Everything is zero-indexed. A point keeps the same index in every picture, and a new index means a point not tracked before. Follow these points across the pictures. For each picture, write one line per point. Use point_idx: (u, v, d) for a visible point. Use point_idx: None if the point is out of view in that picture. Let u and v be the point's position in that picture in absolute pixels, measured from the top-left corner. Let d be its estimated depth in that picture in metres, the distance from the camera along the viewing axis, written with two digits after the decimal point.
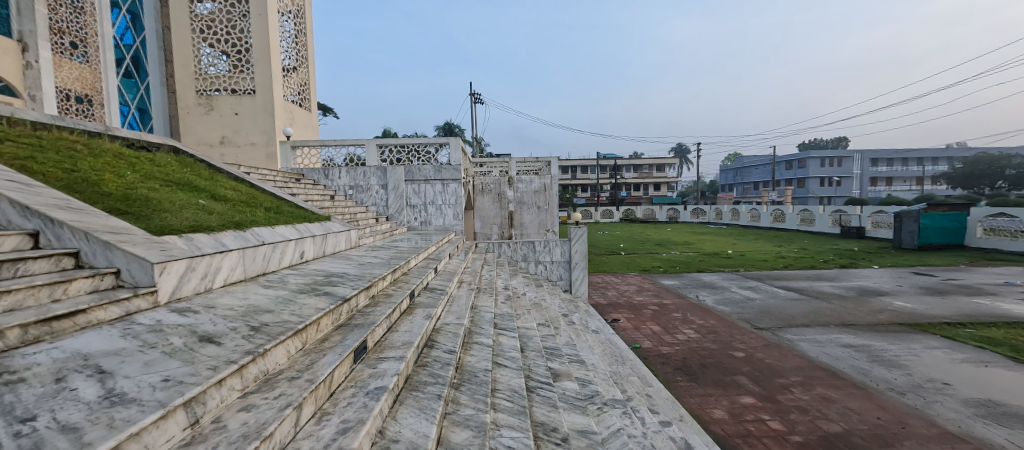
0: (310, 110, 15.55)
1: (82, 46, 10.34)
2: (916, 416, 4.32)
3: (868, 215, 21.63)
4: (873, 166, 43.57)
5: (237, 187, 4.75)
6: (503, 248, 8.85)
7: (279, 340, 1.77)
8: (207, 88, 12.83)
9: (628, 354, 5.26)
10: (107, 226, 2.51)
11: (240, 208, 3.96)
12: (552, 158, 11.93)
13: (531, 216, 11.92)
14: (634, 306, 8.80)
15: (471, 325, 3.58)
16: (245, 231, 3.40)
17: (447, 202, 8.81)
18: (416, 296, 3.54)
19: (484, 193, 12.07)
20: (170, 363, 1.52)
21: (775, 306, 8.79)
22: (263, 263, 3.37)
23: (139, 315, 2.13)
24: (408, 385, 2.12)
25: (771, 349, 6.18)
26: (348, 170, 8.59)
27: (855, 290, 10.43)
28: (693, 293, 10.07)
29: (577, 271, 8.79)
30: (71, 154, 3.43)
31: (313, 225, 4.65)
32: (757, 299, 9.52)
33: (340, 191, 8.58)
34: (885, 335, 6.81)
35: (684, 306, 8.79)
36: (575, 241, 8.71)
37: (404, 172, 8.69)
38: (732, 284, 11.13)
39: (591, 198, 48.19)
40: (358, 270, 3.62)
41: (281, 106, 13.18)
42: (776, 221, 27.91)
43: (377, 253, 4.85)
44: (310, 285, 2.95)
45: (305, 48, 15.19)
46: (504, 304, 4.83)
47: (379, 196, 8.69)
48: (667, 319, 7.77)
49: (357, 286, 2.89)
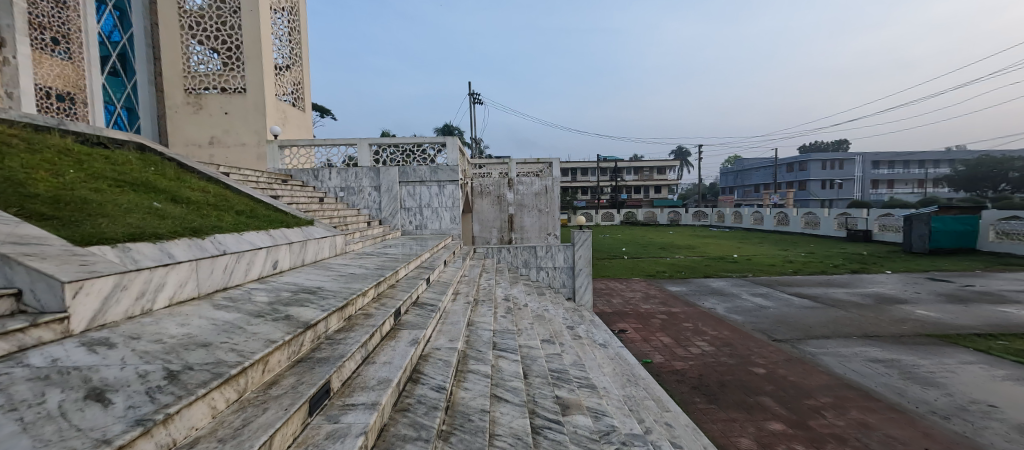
0: (303, 109, 15.07)
1: (64, 42, 9.88)
2: (969, 447, 3.84)
3: (875, 218, 21.16)
4: (875, 168, 43.18)
5: (208, 188, 4.28)
6: (503, 253, 8.36)
7: (195, 397, 1.29)
8: (196, 87, 12.37)
9: (640, 373, 4.77)
10: (13, 235, 2.03)
11: (203, 212, 3.50)
12: (554, 159, 11.48)
13: (531, 220, 11.46)
14: (641, 315, 8.31)
15: (466, 347, 3.10)
16: (203, 239, 2.93)
17: (443, 204, 8.34)
18: (403, 315, 3.06)
19: (483, 196, 11.61)
20: (16, 443, 1.04)
21: (791, 316, 8.30)
22: (224, 276, 2.90)
23: (34, 352, 1.65)
24: (380, 444, 1.63)
25: (794, 365, 5.69)
26: (339, 171, 8.12)
27: (871, 297, 9.96)
28: (702, 300, 9.58)
29: (580, 277, 8.32)
30: (2, 149, 2.97)
31: (291, 230, 4.18)
32: (770, 307, 9.02)
33: (330, 193, 8.11)
34: (915, 349, 6.32)
35: (694, 315, 8.30)
36: (579, 245, 8.24)
37: (398, 173, 8.21)
38: (741, 290, 10.64)
39: (590, 201, 47.77)
40: (336, 283, 3.13)
41: (273, 105, 12.73)
42: (779, 224, 27.45)
43: (362, 261, 4.35)
44: (272, 304, 2.46)
45: (299, 46, 14.75)
46: (504, 317, 4.34)
47: (372, 199, 8.21)
48: (678, 330, 7.29)
49: (328, 306, 2.40)
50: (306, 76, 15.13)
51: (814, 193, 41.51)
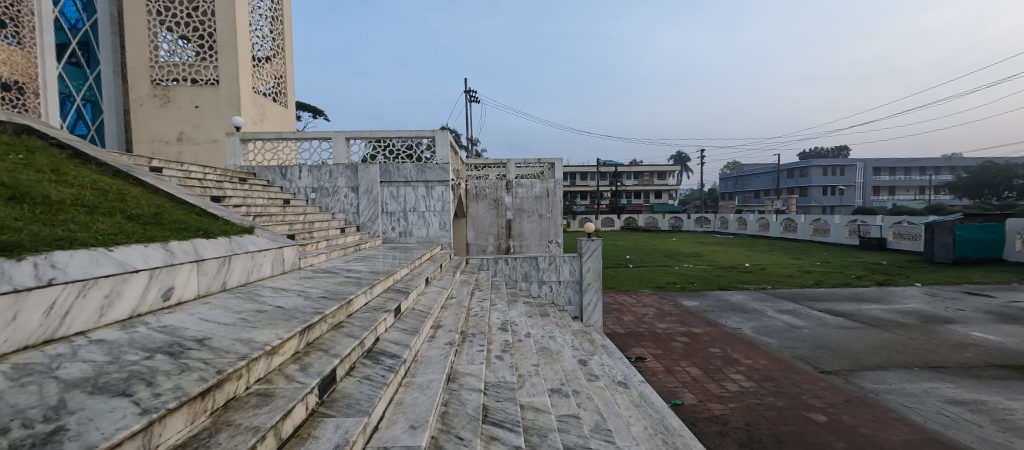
0: (286, 106, 13.92)
1: (11, 25, 8.54)
2: None
3: (890, 225, 20.18)
4: (876, 174, 42.37)
5: (98, 183, 3.17)
6: (500, 265, 7.29)
7: None
8: (163, 78, 11.25)
9: (676, 426, 3.65)
10: None
11: (57, 217, 2.41)
12: (556, 159, 10.45)
13: (531, 226, 10.40)
14: (659, 337, 7.18)
15: (439, 431, 1.97)
16: (16, 261, 1.84)
17: (431, 209, 7.24)
18: (339, 382, 1.93)
19: (479, 200, 10.46)
20: None
21: (831, 339, 7.20)
22: (44, 323, 1.80)
23: None
24: None
25: (860, 411, 4.60)
26: (311, 169, 7.03)
27: (912, 315, 8.90)
28: (724, 318, 8.46)
29: (589, 294, 7.23)
30: None
31: (212, 241, 3.06)
32: (804, 328, 7.90)
33: (300, 195, 7.02)
34: (995, 386, 5.25)
35: (721, 337, 7.18)
36: (587, 256, 7.16)
37: (380, 172, 7.11)
38: (765, 306, 9.52)
39: (588, 206, 46.85)
40: (236, 330, 1.99)
41: (248, 98, 11.61)
42: (787, 231, 26.44)
43: (307, 284, 3.20)
44: (67, 390, 1.33)
45: (281, 37, 13.66)
46: (501, 360, 3.23)
47: (348, 201, 7.10)
48: (706, 357, 6.20)
49: (165, 398, 1.27)
50: (288, 71, 14.02)
51: (815, 199, 40.69)
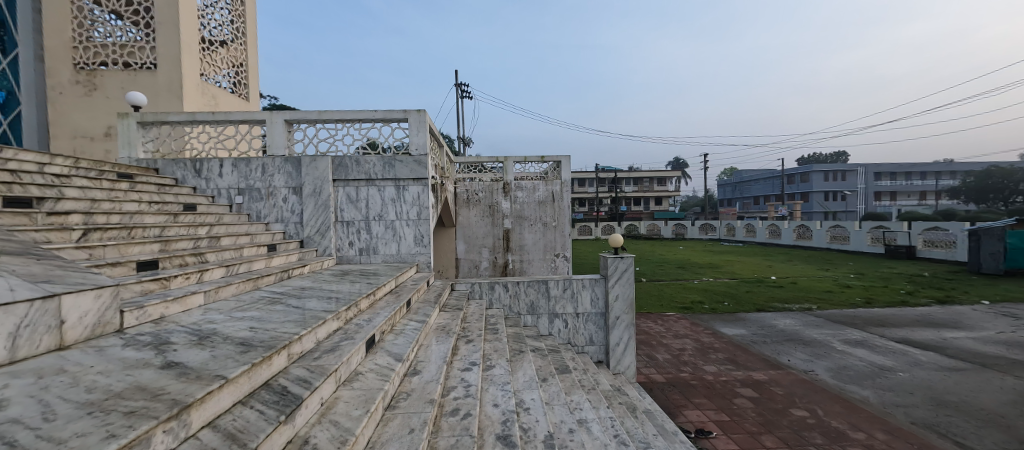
0: (246, 99, 11.96)
1: None
2: None
3: (919, 232, 18.47)
4: (880, 180, 40.83)
5: None
6: (497, 292, 5.41)
7: None
8: (90, 61, 8.40)
9: None
10: None
11: None
12: (564, 156, 8.58)
13: (534, 237, 8.51)
14: (715, 389, 5.27)
15: None
16: None
17: (404, 217, 5.32)
18: None
19: (470, 205, 8.54)
20: None
21: (945, 389, 5.33)
22: None
23: None
24: None
25: None
26: (237, 163, 5.15)
27: (1016, 347, 7.05)
28: (786, 356, 6.57)
29: (617, 331, 5.29)
30: None
31: None
32: (896, 370, 5.99)
33: (221, 198, 5.15)
34: None
35: (799, 389, 5.28)
36: (614, 278, 5.26)
37: (331, 166, 5.20)
38: (826, 336, 7.62)
39: (587, 214, 44.86)
40: None
41: (197, 87, 9.13)
42: (800, 239, 24.68)
43: (15, 410, 1.26)
44: None
45: (244, 21, 11.81)
46: None
47: (288, 207, 5.21)
48: (796, 428, 4.30)
49: None
50: (250, 58, 12.03)
51: (817, 205, 39.64)
